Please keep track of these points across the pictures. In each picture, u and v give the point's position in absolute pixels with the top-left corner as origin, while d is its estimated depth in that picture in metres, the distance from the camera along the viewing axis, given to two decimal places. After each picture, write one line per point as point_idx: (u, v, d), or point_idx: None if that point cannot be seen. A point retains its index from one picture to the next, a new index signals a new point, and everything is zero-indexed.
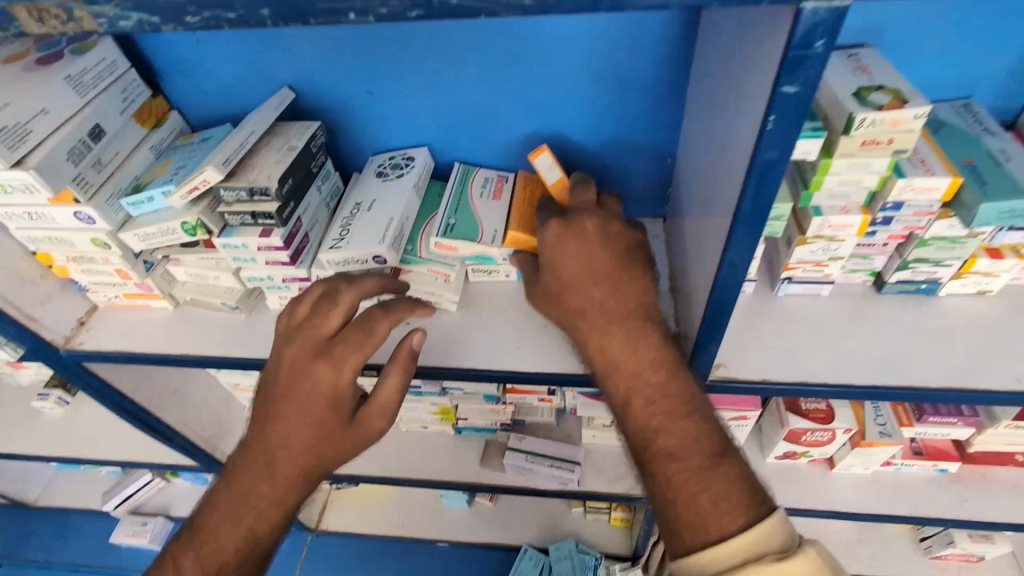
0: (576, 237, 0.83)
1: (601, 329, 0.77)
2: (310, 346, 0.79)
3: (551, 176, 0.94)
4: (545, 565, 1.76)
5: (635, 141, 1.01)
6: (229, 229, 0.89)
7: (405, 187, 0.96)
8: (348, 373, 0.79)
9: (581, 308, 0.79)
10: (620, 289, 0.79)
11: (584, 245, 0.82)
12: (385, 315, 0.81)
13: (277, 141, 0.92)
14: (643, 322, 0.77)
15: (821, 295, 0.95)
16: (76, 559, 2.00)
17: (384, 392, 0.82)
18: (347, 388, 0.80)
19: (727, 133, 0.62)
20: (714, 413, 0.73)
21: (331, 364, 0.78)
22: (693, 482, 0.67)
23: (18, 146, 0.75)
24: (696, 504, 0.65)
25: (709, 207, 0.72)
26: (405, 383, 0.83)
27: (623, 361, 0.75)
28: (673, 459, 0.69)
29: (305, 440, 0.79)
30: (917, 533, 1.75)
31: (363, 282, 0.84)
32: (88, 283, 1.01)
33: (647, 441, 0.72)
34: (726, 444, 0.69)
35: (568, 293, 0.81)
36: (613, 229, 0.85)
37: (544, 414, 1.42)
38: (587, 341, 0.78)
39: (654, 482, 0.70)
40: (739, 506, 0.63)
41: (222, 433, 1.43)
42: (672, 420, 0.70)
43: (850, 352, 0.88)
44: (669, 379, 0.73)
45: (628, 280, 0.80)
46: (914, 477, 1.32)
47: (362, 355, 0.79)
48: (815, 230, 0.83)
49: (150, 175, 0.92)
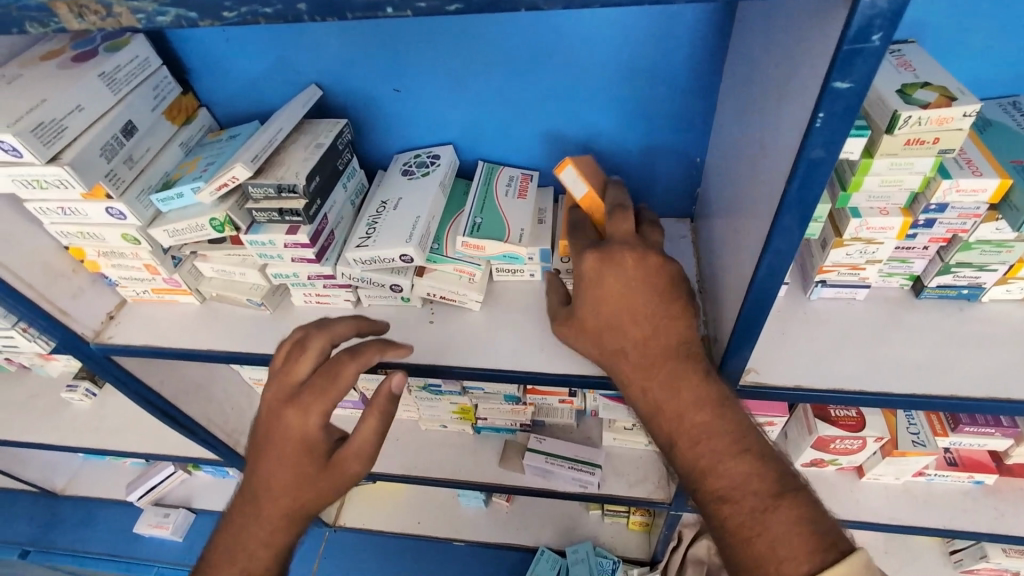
0: (613, 269, 0.79)
1: (643, 371, 0.76)
2: (281, 392, 0.80)
3: (578, 190, 0.91)
4: (562, 567, 1.74)
5: (664, 139, 0.99)
6: (257, 225, 0.89)
7: (431, 186, 0.96)
8: (316, 418, 0.78)
9: (620, 348, 0.78)
10: (661, 327, 0.77)
11: (623, 277, 0.78)
12: (351, 359, 0.79)
13: (304, 138, 0.92)
14: (686, 359, 0.76)
15: (856, 300, 0.92)
16: (100, 548, 2.04)
17: (360, 438, 0.79)
18: (318, 433, 0.79)
19: (767, 132, 0.61)
20: (767, 449, 0.71)
21: (299, 410, 0.78)
22: (750, 525, 0.66)
23: (54, 141, 0.76)
24: (754, 549, 0.65)
25: (745, 209, 0.71)
26: (383, 427, 0.81)
27: (664, 403, 0.74)
28: (725, 501, 0.69)
29: (285, 484, 0.79)
30: (947, 546, 1.69)
31: (333, 327, 0.84)
32: (117, 278, 1.02)
33: (698, 483, 0.71)
34: (783, 483, 0.67)
35: (607, 332, 0.79)
36: (652, 263, 0.79)
37: (564, 415, 1.40)
38: (628, 382, 0.77)
39: (711, 524, 0.70)
40: (801, 550, 0.62)
41: (243, 428, 1.46)
42: (722, 461, 0.70)
43: (886, 359, 0.85)
44: (715, 418, 0.72)
45: (667, 317, 0.77)
46: (947, 489, 1.28)
47: (333, 398, 0.78)
48: (852, 232, 0.80)
49: (179, 172, 0.92)
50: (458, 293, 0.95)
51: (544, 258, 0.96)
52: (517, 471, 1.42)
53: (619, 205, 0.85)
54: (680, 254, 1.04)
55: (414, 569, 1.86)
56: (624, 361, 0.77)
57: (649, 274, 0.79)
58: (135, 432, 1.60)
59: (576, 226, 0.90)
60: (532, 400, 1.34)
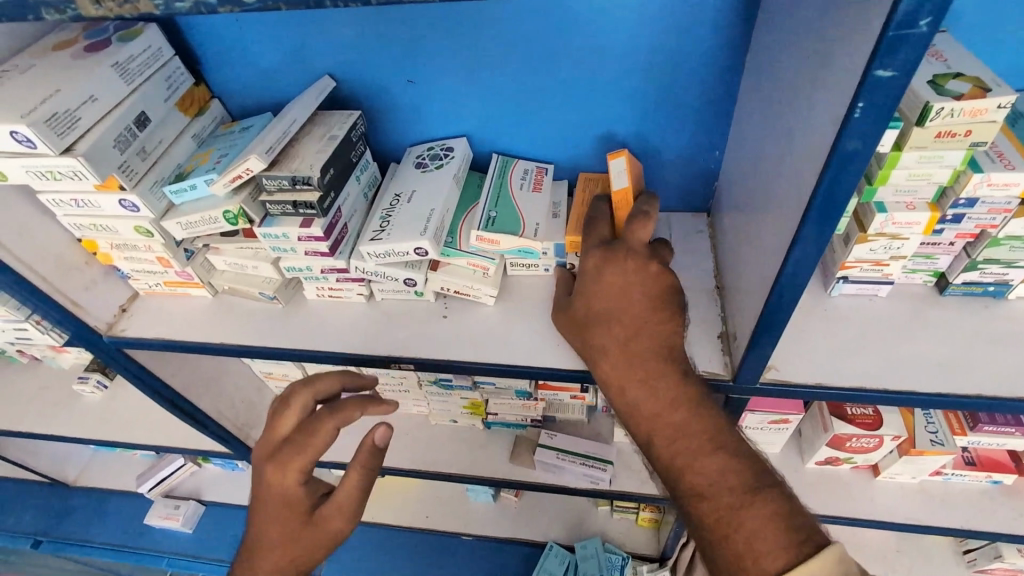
0: (618, 267, 0.80)
1: (620, 371, 0.76)
2: (266, 448, 0.83)
3: (617, 181, 0.89)
4: (571, 563, 1.74)
5: (682, 132, 0.97)
6: (270, 218, 0.88)
7: (445, 178, 0.95)
8: (295, 476, 0.81)
9: (602, 346, 0.78)
10: (639, 325, 0.77)
11: (621, 279, 0.79)
12: (328, 417, 0.79)
13: (318, 129, 0.91)
14: (665, 360, 0.75)
15: (878, 296, 0.90)
16: (111, 539, 2.05)
17: (344, 489, 0.84)
18: (299, 490, 0.83)
19: (796, 123, 0.59)
20: (744, 446, 0.71)
21: (278, 467, 0.81)
22: (727, 523, 0.66)
23: (67, 132, 0.75)
24: (730, 546, 0.65)
25: (768, 203, 0.69)
26: (364, 479, 0.85)
27: (641, 402, 0.74)
28: (703, 497, 0.69)
29: (274, 538, 0.84)
30: (959, 545, 1.68)
31: (317, 381, 0.84)
32: (130, 270, 1.02)
33: (676, 480, 0.71)
34: (757, 479, 0.67)
35: (592, 331, 0.79)
36: (652, 272, 0.80)
37: (575, 411, 1.40)
38: (607, 381, 0.77)
39: (690, 522, 0.70)
40: (777, 545, 0.62)
41: (254, 422, 1.47)
42: (698, 458, 0.70)
43: (910, 357, 0.83)
44: (691, 415, 0.72)
45: (647, 315, 0.77)
46: (964, 489, 1.26)
47: (314, 454, 0.80)
48: (877, 228, 0.78)
49: (192, 164, 0.91)
50: (472, 287, 0.94)
51: (560, 252, 0.94)
52: (528, 466, 1.41)
53: (644, 212, 0.83)
54: (698, 248, 1.02)
55: (423, 563, 1.86)
56: (603, 360, 0.77)
57: (644, 279, 0.79)
58: (146, 424, 1.61)
59: (592, 217, 0.89)
60: (544, 395, 1.33)
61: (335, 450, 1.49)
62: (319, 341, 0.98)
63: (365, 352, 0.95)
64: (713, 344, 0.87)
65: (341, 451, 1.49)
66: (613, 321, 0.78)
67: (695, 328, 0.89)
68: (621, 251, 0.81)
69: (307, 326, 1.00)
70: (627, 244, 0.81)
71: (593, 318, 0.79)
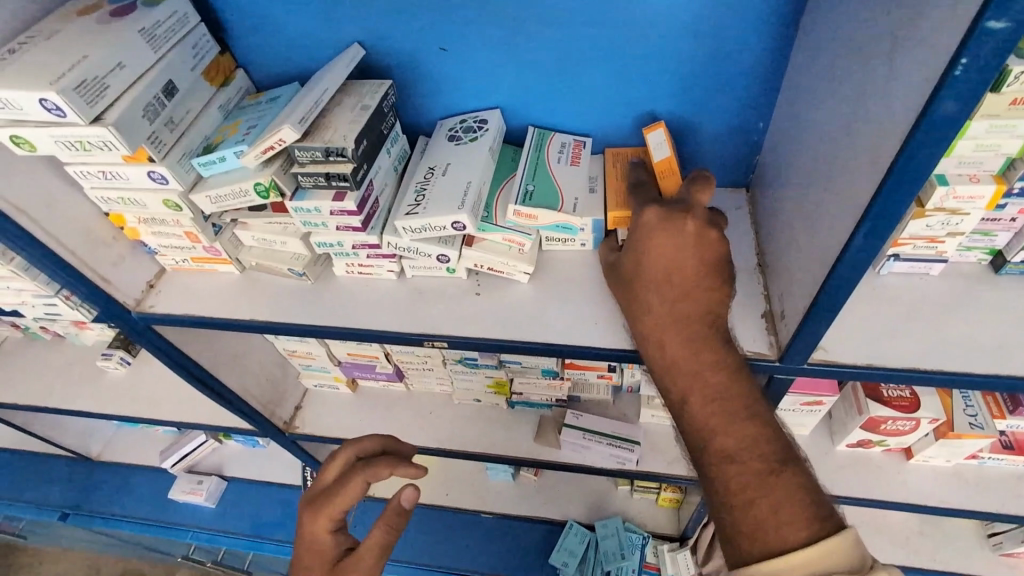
0: (671, 229, 0.76)
1: (661, 328, 0.75)
2: (309, 493, 0.95)
3: (660, 152, 0.89)
4: (592, 541, 1.75)
5: (725, 103, 0.93)
6: (302, 191, 0.86)
7: (480, 152, 0.92)
8: (325, 523, 0.90)
9: (646, 302, 0.77)
10: (691, 287, 0.75)
11: (678, 239, 0.76)
12: (363, 468, 0.90)
13: (349, 100, 0.88)
14: (709, 326, 0.74)
15: (930, 275, 0.87)
16: (136, 513, 2.08)
17: (367, 546, 0.88)
18: (328, 539, 0.90)
19: (874, 85, 0.55)
20: (778, 421, 0.70)
21: (313, 512, 0.91)
22: (752, 489, 0.65)
23: (97, 100, 0.73)
24: (751, 513, 0.64)
25: (830, 172, 0.66)
26: (387, 539, 0.89)
27: (682, 360, 0.73)
28: (730, 461, 0.67)
29: None
30: (985, 528, 1.66)
31: (363, 440, 0.98)
32: (158, 246, 1.00)
33: (704, 441, 0.70)
34: (789, 453, 0.66)
35: (637, 287, 0.78)
36: (712, 237, 0.76)
37: (599, 391, 1.38)
38: (649, 336, 0.76)
39: (710, 486, 0.68)
40: (800, 517, 0.61)
41: (278, 400, 1.47)
42: (731, 422, 0.68)
43: (963, 337, 0.80)
44: (730, 380, 0.71)
45: (699, 277, 0.75)
46: (1000, 472, 1.24)
47: (345, 503, 0.90)
48: (937, 202, 0.75)
49: (220, 136, 0.89)
50: (507, 264, 0.92)
51: (598, 228, 0.91)
52: (553, 446, 1.40)
53: (703, 175, 0.81)
54: (738, 225, 0.99)
55: (443, 540, 1.87)
56: (646, 315, 0.76)
57: (700, 241, 0.76)
58: (170, 400, 1.61)
59: (640, 182, 0.87)
60: (570, 375, 1.32)
61: (358, 428, 1.49)
62: (350, 318, 0.96)
63: (397, 330, 0.93)
64: (758, 324, 0.84)
65: (365, 429, 1.49)
66: (664, 277, 0.75)
67: (738, 307, 0.87)
68: (680, 211, 0.77)
69: (337, 303, 0.99)
70: (685, 204, 0.78)
71: (640, 274, 0.78)
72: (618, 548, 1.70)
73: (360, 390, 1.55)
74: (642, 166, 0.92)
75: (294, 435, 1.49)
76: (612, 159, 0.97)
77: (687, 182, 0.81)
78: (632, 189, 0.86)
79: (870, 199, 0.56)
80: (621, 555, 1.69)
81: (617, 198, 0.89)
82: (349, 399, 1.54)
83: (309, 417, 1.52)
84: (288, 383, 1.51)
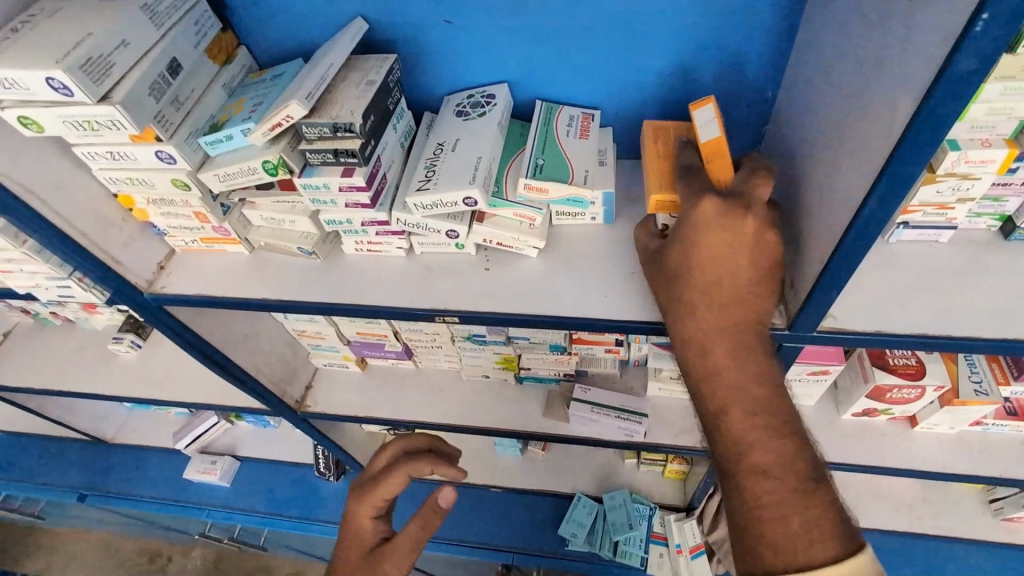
0: (728, 231, 0.73)
1: (706, 331, 0.75)
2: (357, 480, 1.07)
3: (709, 130, 0.82)
4: (599, 512, 1.79)
5: (734, 73, 0.92)
6: (310, 168, 0.86)
7: (488, 126, 0.91)
8: (369, 509, 1.03)
9: (692, 304, 0.75)
10: (742, 297, 0.74)
11: (735, 243, 0.73)
12: (405, 463, 1.02)
13: (354, 75, 0.87)
14: (755, 339, 0.75)
15: (939, 242, 0.87)
16: (152, 493, 2.13)
17: (403, 535, 1.00)
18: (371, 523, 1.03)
19: (892, 48, 0.56)
20: (808, 436, 0.74)
21: (360, 498, 1.04)
22: (784, 504, 0.69)
23: (103, 79, 0.73)
24: (780, 525, 0.69)
25: (844, 140, 0.66)
26: (422, 531, 1.00)
27: (727, 370, 0.74)
28: (765, 475, 0.71)
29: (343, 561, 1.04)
30: (986, 495, 1.69)
31: (410, 435, 1.10)
32: (167, 227, 1.01)
33: (738, 452, 0.73)
34: (818, 470, 0.71)
35: (683, 287, 0.76)
36: (768, 240, 0.73)
37: (606, 364, 1.39)
38: (693, 342, 0.76)
39: (737, 494, 0.73)
40: (828, 535, 0.67)
41: (289, 379, 1.49)
42: (770, 437, 0.72)
43: (972, 303, 0.81)
44: (771, 395, 0.73)
45: (752, 288, 0.74)
46: (1003, 438, 1.26)
47: (388, 492, 1.02)
48: (948, 167, 0.75)
49: (226, 114, 0.88)
50: (516, 238, 0.92)
51: (607, 202, 0.91)
52: (562, 420, 1.42)
53: (762, 167, 0.76)
54: None
55: (453, 514, 1.91)
56: (694, 319, 0.75)
57: (756, 243, 0.73)
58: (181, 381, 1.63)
59: (689, 166, 0.82)
60: (578, 350, 1.33)
61: (369, 406, 1.51)
62: (360, 295, 0.97)
63: (408, 306, 0.94)
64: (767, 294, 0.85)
65: (376, 406, 1.51)
66: (717, 285, 0.74)
67: None
68: (741, 207, 0.73)
69: (347, 281, 0.99)
70: (743, 197, 0.74)
71: (688, 273, 0.75)
72: (626, 520, 1.72)
73: (369, 368, 1.56)
74: (686, 143, 0.87)
75: (306, 414, 1.52)
76: (651, 134, 0.94)
77: (744, 173, 0.77)
78: (679, 173, 0.82)
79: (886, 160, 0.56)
80: (630, 524, 1.72)
81: (660, 181, 0.87)
82: (359, 377, 1.56)
83: (320, 396, 1.54)
84: (299, 363, 1.53)
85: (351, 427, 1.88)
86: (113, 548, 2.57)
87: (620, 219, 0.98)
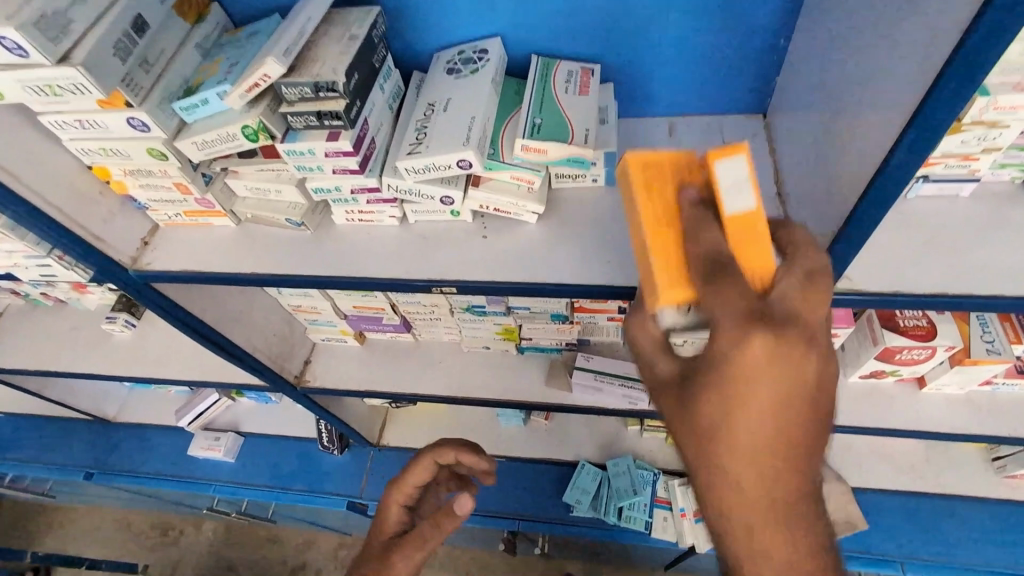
0: (781, 380, 0.54)
1: (753, 498, 0.57)
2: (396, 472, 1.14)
3: (735, 199, 0.60)
4: (603, 479, 1.79)
5: (743, 19, 0.86)
6: (293, 133, 0.80)
7: (481, 84, 0.86)
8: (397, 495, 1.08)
9: (732, 470, 0.57)
10: (794, 456, 0.56)
11: (788, 393, 0.55)
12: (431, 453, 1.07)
13: (336, 30, 0.81)
14: (807, 503, 0.58)
15: (959, 196, 0.83)
16: (157, 470, 2.13)
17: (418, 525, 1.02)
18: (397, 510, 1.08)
19: None
20: None
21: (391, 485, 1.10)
22: None
23: (61, 38, 0.67)
24: None
25: (878, 81, 0.61)
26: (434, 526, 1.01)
27: (778, 548, 0.57)
28: None
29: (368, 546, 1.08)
30: (990, 453, 1.69)
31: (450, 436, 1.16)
32: (148, 200, 0.96)
33: None
34: None
35: (721, 454, 0.57)
36: (823, 378, 0.56)
37: (609, 333, 1.35)
38: (733, 516, 0.58)
39: None
40: None
41: (287, 355, 1.46)
42: None
43: (995, 259, 0.77)
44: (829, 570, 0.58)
45: (806, 441, 0.57)
46: (1012, 397, 1.24)
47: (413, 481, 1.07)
48: (974, 115, 0.70)
49: (201, 77, 0.82)
50: (514, 203, 0.87)
51: (609, 162, 0.87)
52: (565, 389, 1.40)
53: (812, 269, 0.57)
54: (755, 155, 0.94)
55: None
56: (735, 489, 0.57)
57: (811, 382, 0.55)
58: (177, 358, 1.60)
59: (715, 256, 0.58)
60: (580, 318, 1.30)
61: (370, 380, 1.49)
62: (353, 267, 0.93)
63: (403, 277, 0.90)
64: None
65: (377, 379, 1.49)
66: (766, 448, 0.56)
67: None
68: (797, 341, 0.54)
69: (339, 252, 0.95)
70: (797, 321, 0.54)
71: (726, 433, 0.56)
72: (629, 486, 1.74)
73: (368, 342, 1.54)
74: (698, 203, 0.63)
75: (306, 389, 1.50)
76: (637, 168, 0.66)
77: (787, 276, 0.57)
78: (701, 266, 0.58)
79: (929, 88, 0.52)
80: (634, 489, 1.73)
81: (665, 263, 0.64)
82: (358, 351, 1.53)
83: (319, 371, 1.52)
84: (296, 338, 1.50)
85: (353, 401, 1.87)
86: (126, 522, 2.61)
87: (623, 181, 0.94)
